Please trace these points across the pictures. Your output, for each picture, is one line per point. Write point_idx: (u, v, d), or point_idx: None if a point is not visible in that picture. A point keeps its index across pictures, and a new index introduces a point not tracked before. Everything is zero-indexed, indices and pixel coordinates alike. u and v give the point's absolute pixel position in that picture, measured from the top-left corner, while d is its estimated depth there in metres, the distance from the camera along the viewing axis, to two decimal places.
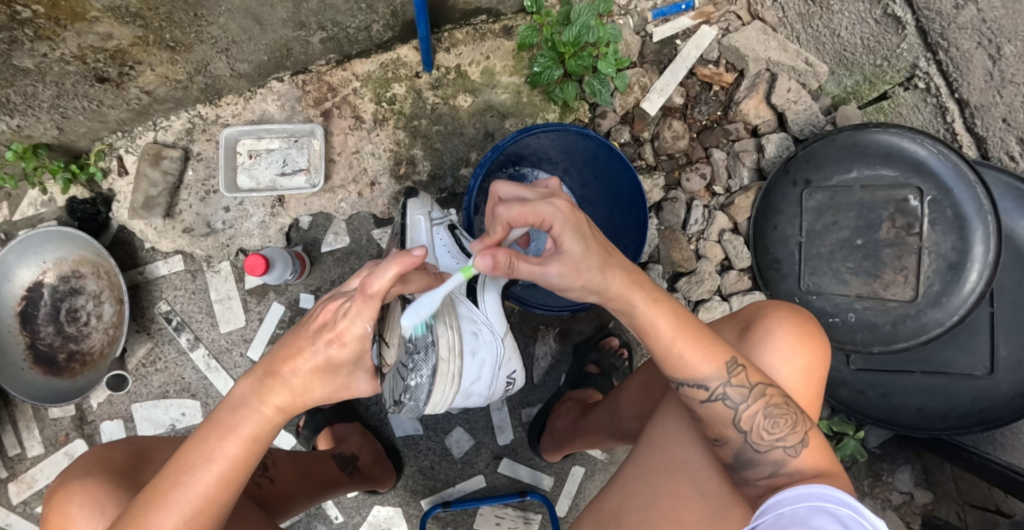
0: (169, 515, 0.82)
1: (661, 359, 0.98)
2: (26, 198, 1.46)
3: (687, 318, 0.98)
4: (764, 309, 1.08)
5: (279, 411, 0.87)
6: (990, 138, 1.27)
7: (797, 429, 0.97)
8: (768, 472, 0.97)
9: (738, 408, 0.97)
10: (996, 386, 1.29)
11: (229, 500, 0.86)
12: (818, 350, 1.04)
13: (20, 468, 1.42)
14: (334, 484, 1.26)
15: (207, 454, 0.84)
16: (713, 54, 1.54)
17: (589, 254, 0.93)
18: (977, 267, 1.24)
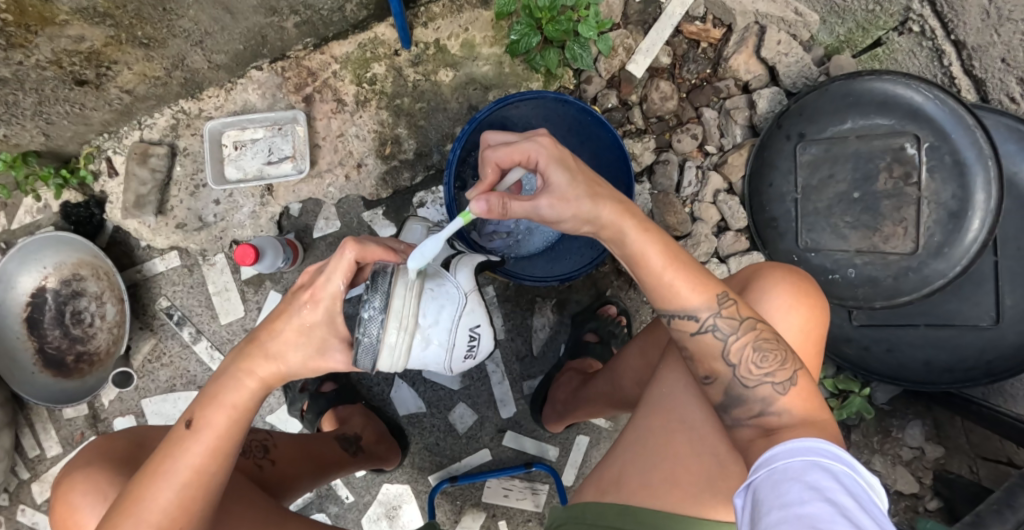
0: (163, 486, 0.84)
1: (651, 291, 0.96)
2: (22, 206, 1.49)
3: (679, 252, 0.96)
4: (760, 271, 1.05)
5: (263, 379, 0.88)
6: (990, 79, 1.21)
7: (786, 366, 0.93)
8: (757, 412, 0.93)
9: (727, 340, 0.94)
10: (1003, 336, 1.25)
11: (219, 472, 0.88)
12: (816, 307, 1.01)
13: (42, 467, 1.47)
14: (336, 464, 1.27)
15: (196, 427, 0.87)
16: (700, 10, 1.48)
17: (573, 187, 0.92)
18: (979, 215, 1.19)
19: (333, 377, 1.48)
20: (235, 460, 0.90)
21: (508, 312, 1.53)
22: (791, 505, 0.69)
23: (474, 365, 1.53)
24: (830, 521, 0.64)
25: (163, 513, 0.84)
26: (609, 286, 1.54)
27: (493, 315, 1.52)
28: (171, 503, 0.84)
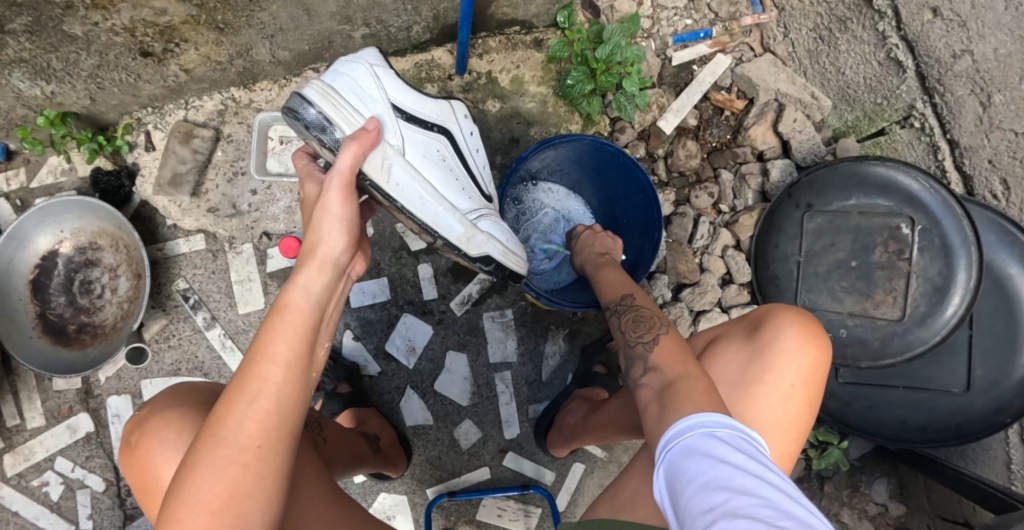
0: (240, 401, 0.79)
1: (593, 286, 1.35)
2: (46, 165, 1.46)
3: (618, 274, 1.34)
4: (772, 311, 1.14)
5: (316, 272, 0.91)
6: (977, 176, 1.39)
7: (653, 331, 1.11)
8: (643, 370, 1.05)
9: (617, 317, 1.20)
10: (972, 403, 1.40)
11: (298, 382, 0.83)
12: (823, 349, 1.09)
13: (18, 439, 1.43)
14: (364, 458, 1.29)
15: (262, 336, 0.84)
16: (726, 81, 1.65)
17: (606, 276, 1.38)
18: (960, 293, 1.36)
19: (350, 380, 1.51)
20: (307, 374, 0.85)
21: (522, 336, 1.59)
22: (709, 472, 0.76)
23: (484, 384, 1.58)
24: (749, 484, 0.72)
25: (249, 428, 0.78)
26: None
27: (509, 338, 1.58)
28: (248, 419, 0.78)
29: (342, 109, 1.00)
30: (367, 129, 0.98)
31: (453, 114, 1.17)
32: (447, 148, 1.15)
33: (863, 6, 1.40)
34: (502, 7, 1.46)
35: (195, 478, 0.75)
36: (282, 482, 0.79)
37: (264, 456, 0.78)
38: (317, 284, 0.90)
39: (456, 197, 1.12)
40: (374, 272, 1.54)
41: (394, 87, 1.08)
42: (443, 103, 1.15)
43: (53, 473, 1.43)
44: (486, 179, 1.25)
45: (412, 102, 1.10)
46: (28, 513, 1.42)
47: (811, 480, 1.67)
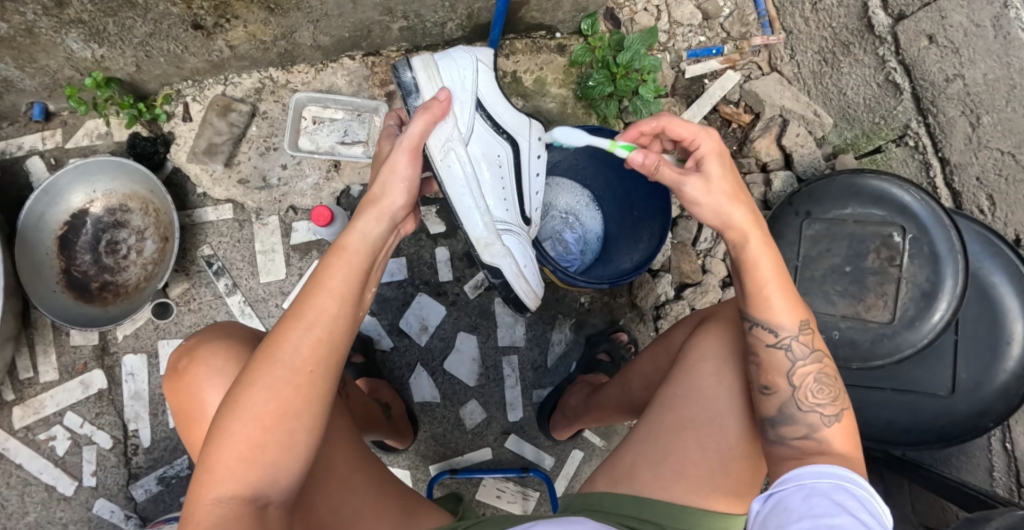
0: (296, 328, 0.89)
1: (750, 299, 1.03)
2: (82, 127, 1.50)
3: (788, 279, 1.05)
4: None
5: (376, 218, 0.99)
6: (965, 192, 1.52)
7: (835, 402, 1.02)
8: (800, 433, 1.00)
9: (797, 362, 1.02)
10: (956, 405, 1.48)
11: (347, 317, 0.93)
12: None
13: (29, 392, 1.46)
14: (379, 424, 1.39)
15: (319, 271, 0.93)
16: (734, 96, 1.77)
17: (730, 189, 1.06)
18: (947, 298, 1.46)
19: (364, 352, 1.57)
20: (355, 312, 0.95)
21: (531, 323, 1.66)
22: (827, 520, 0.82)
23: (492, 367, 1.64)
24: None
25: (302, 354, 0.88)
26: (623, 316, 1.71)
27: (518, 324, 1.65)
28: (303, 343, 0.89)
29: (432, 84, 1.14)
30: (437, 100, 1.09)
31: (530, 133, 1.26)
32: (508, 157, 1.23)
33: (866, 32, 1.57)
34: (531, 11, 1.57)
35: (255, 390, 0.86)
36: (327, 402, 0.90)
37: (315, 378, 0.88)
38: (374, 230, 0.99)
39: (495, 200, 1.21)
40: (393, 252, 1.61)
41: (487, 85, 1.20)
42: (525, 117, 1.25)
43: (61, 428, 1.46)
44: (535, 203, 1.30)
45: (495, 103, 1.21)
46: (32, 467, 1.45)
47: None
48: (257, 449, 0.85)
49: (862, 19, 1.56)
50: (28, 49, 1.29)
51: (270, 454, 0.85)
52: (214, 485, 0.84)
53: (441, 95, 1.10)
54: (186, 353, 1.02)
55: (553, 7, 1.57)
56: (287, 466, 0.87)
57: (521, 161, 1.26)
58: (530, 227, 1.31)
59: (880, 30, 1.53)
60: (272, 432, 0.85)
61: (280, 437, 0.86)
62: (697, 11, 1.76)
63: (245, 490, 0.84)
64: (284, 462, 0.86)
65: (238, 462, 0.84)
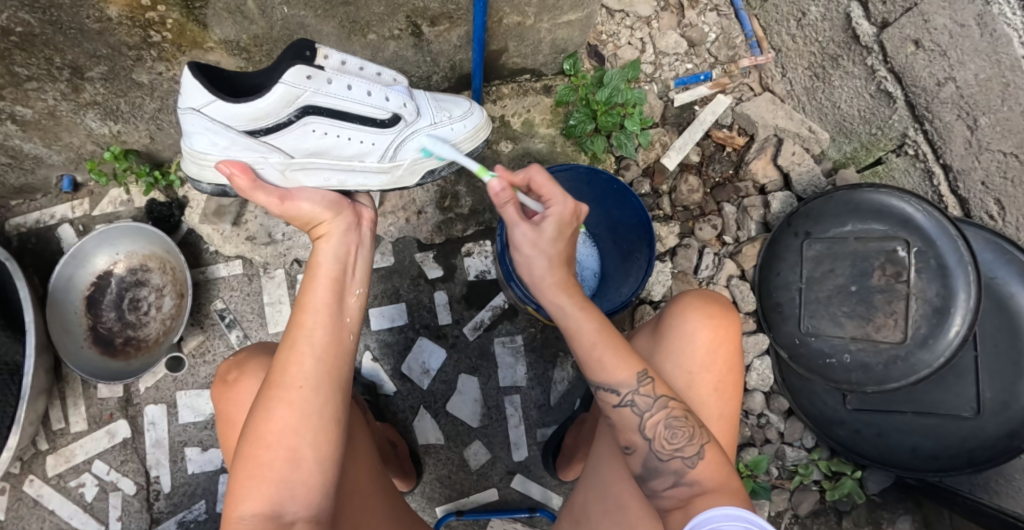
0: (285, 350, 0.99)
1: (586, 365, 1.10)
2: (108, 196, 1.66)
3: (612, 330, 1.10)
4: (678, 298, 1.21)
5: (327, 238, 1.07)
6: (972, 199, 1.46)
7: (694, 441, 1.05)
8: (671, 483, 1.04)
9: (643, 416, 1.07)
10: (983, 426, 1.41)
11: (328, 328, 1.02)
12: (728, 328, 1.17)
13: (61, 441, 1.59)
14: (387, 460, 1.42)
15: (300, 293, 1.04)
16: (727, 119, 1.76)
17: (558, 254, 1.10)
18: (960, 313, 1.37)
19: (368, 395, 1.58)
20: (338, 322, 1.03)
21: (532, 362, 1.64)
22: None
23: (494, 407, 1.63)
24: None
25: (293, 371, 0.98)
26: None
27: (518, 363, 1.64)
28: (292, 362, 0.98)
29: (209, 170, 1.11)
30: (228, 173, 1.06)
31: (309, 79, 1.07)
32: (326, 125, 1.14)
33: (853, 44, 1.53)
34: (512, 57, 1.63)
35: (258, 414, 0.95)
36: (325, 412, 0.97)
37: (305, 390, 0.97)
38: (336, 247, 1.07)
39: (359, 154, 1.19)
40: (393, 298, 1.64)
41: (228, 112, 1.04)
42: (284, 86, 1.05)
43: (90, 475, 1.58)
44: (376, 103, 1.17)
45: (253, 112, 1.05)
46: (64, 513, 1.57)
47: (828, 514, 1.65)
48: (265, 466, 0.93)
49: (847, 31, 1.53)
50: (52, 129, 1.44)
51: (281, 471, 0.93)
52: (238, 505, 0.91)
53: (226, 166, 1.05)
54: (233, 366, 1.14)
55: (532, 51, 1.62)
56: (302, 480, 0.94)
57: (356, 111, 1.16)
58: (405, 119, 1.21)
59: (866, 39, 1.49)
60: (278, 449, 0.93)
61: (286, 452, 0.94)
62: (681, 39, 1.77)
63: (266, 508, 0.91)
64: (297, 476, 0.93)
65: (252, 481, 0.92)
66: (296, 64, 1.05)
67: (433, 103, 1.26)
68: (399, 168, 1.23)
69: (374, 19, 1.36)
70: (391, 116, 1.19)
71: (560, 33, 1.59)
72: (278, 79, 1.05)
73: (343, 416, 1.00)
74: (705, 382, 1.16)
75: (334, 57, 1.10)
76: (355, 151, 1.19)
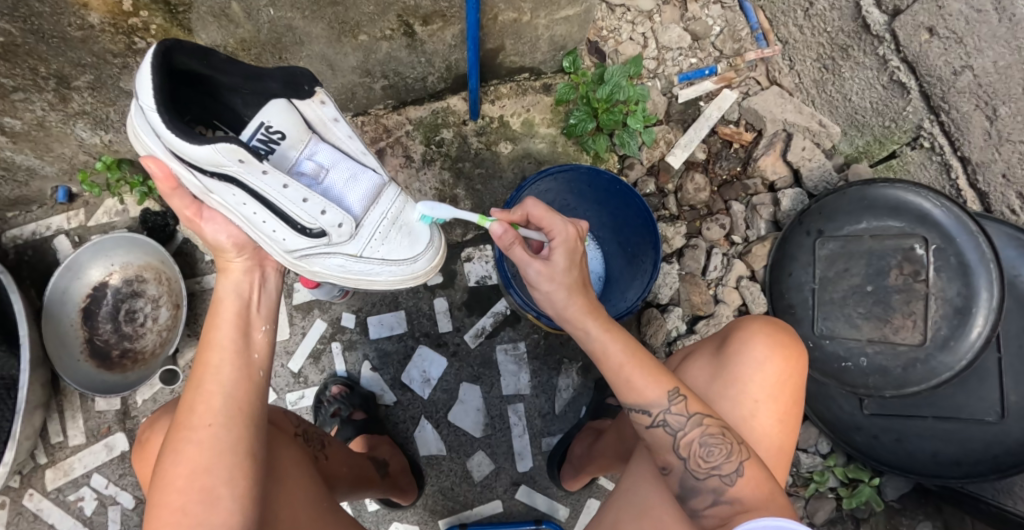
0: (190, 391, 0.98)
1: (615, 387, 1.05)
2: (103, 206, 1.64)
3: (642, 352, 1.05)
4: (742, 323, 1.16)
5: (230, 274, 1.09)
6: (992, 193, 1.40)
7: (732, 458, 0.99)
8: (710, 501, 0.99)
9: (676, 435, 1.02)
10: (1008, 431, 1.35)
11: (236, 362, 1.01)
12: (791, 360, 1.11)
13: (59, 455, 1.57)
14: (373, 480, 1.35)
15: (203, 334, 1.03)
16: (733, 115, 1.70)
17: (574, 277, 1.06)
18: (983, 312, 1.31)
19: (365, 407, 1.53)
20: (246, 355, 1.03)
21: (535, 369, 1.59)
22: None
23: (498, 416, 1.58)
24: None
25: (202, 410, 0.96)
26: None
27: (521, 370, 1.59)
28: (198, 402, 0.97)
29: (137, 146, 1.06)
30: (152, 173, 1.01)
31: (241, 162, 1.00)
32: (246, 197, 1.05)
33: (863, 33, 1.47)
34: (509, 56, 1.58)
35: (167, 460, 0.93)
36: (237, 448, 0.95)
37: (215, 428, 0.95)
38: (240, 283, 1.08)
39: (266, 238, 1.09)
40: (392, 306, 1.60)
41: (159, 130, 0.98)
42: (214, 150, 0.98)
43: (88, 489, 1.56)
44: (309, 213, 1.08)
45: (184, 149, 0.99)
46: (63, 526, 1.55)
47: (846, 523, 1.58)
48: (179, 511, 0.90)
49: (858, 20, 1.46)
50: (43, 140, 1.42)
51: (194, 514, 0.90)
52: None
53: (155, 166, 1.00)
54: (147, 424, 1.12)
55: (530, 49, 1.58)
56: (219, 521, 0.90)
57: (283, 205, 1.07)
58: (331, 239, 1.11)
59: (877, 28, 1.43)
60: (189, 492, 0.91)
61: (199, 494, 0.91)
62: (685, 33, 1.71)
63: None
64: (213, 518, 0.90)
65: (168, 527, 0.90)
66: (234, 144, 0.99)
67: (381, 236, 1.15)
68: (298, 268, 1.14)
69: (364, 20, 1.32)
70: (317, 229, 1.10)
71: (557, 29, 1.54)
72: (213, 141, 0.97)
73: (259, 452, 0.97)
74: (769, 411, 1.10)
75: (330, 107, 1.15)
76: (265, 235, 1.09)
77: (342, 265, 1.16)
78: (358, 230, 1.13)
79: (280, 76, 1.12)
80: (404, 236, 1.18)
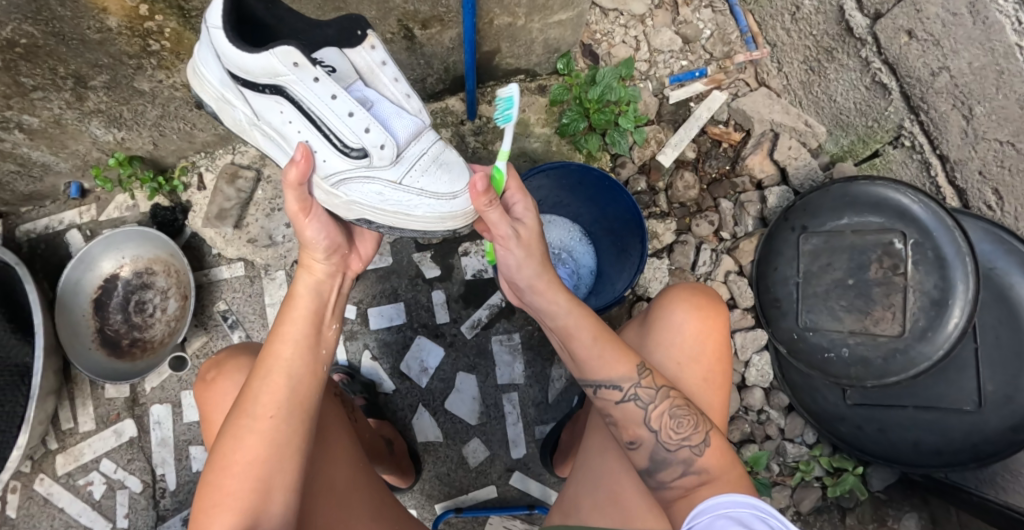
0: (255, 381, 1.03)
1: (579, 363, 1.12)
2: (114, 201, 1.70)
3: (606, 328, 1.11)
4: (666, 292, 1.22)
5: (309, 271, 1.12)
6: (970, 189, 1.45)
7: (699, 429, 1.06)
8: (678, 473, 1.05)
9: (647, 408, 1.08)
10: (986, 420, 1.39)
11: (302, 358, 1.06)
12: (715, 321, 1.18)
13: (70, 441, 1.63)
14: (383, 458, 1.43)
15: (276, 325, 1.08)
16: (723, 115, 1.75)
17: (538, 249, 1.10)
18: (959, 304, 1.35)
19: (366, 394, 1.59)
20: (312, 352, 1.08)
21: (529, 360, 1.65)
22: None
23: (493, 405, 1.64)
24: None
25: (266, 400, 1.01)
26: None
27: (516, 361, 1.64)
28: (263, 392, 1.02)
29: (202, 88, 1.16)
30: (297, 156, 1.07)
31: (295, 66, 1.05)
32: (290, 110, 1.09)
33: (847, 36, 1.52)
34: (506, 58, 1.64)
35: (227, 443, 0.99)
36: (293, 442, 1.01)
37: (276, 420, 1.00)
38: (315, 281, 1.12)
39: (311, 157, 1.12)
40: (392, 297, 1.66)
41: (220, 45, 1.05)
42: (269, 56, 1.03)
43: (98, 473, 1.62)
44: (353, 129, 1.09)
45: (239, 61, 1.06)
46: (73, 510, 1.61)
47: (831, 511, 1.62)
48: (229, 494, 0.96)
49: (841, 23, 1.52)
50: (59, 137, 1.48)
51: (249, 500, 0.96)
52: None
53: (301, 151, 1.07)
54: (214, 366, 1.20)
55: (525, 52, 1.64)
56: (267, 509, 0.96)
57: (326, 119, 1.09)
58: (371, 160, 1.10)
59: (859, 32, 1.48)
60: (244, 477, 0.96)
61: (252, 481, 0.96)
62: (676, 36, 1.77)
63: None
64: (262, 505, 0.96)
65: (218, 507, 0.95)
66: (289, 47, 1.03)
67: (422, 168, 1.13)
68: (336, 198, 1.13)
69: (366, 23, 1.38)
70: (359, 149, 1.10)
71: (552, 32, 1.60)
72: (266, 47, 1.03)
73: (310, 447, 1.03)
74: (697, 372, 1.16)
75: (378, 51, 1.14)
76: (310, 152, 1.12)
77: (381, 194, 1.13)
78: (399, 157, 1.12)
79: (335, 23, 1.13)
80: (446, 175, 1.14)
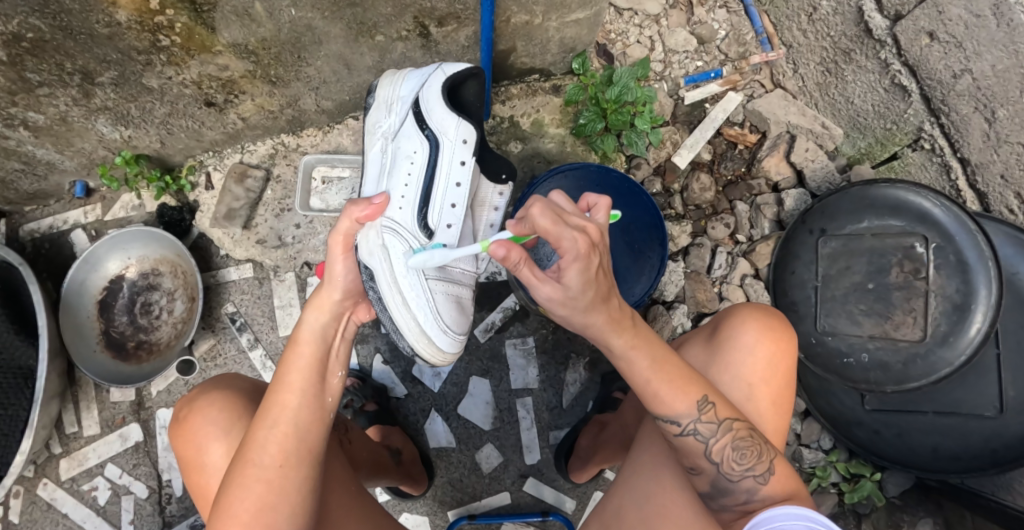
0: (261, 428, 0.98)
1: (643, 398, 1.06)
2: (119, 201, 1.67)
3: (666, 359, 1.05)
4: (732, 311, 1.20)
5: (319, 312, 1.07)
6: (991, 193, 1.44)
7: (763, 458, 1.04)
8: (743, 500, 1.03)
9: (708, 442, 1.04)
10: (1006, 426, 1.38)
11: (311, 401, 1.02)
12: (781, 343, 1.15)
13: (74, 445, 1.59)
14: (388, 470, 1.39)
15: (280, 370, 1.03)
16: (738, 117, 1.74)
17: (594, 296, 0.99)
18: (982, 309, 1.34)
19: (377, 398, 1.58)
20: (321, 396, 1.04)
21: (543, 363, 1.62)
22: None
23: (506, 409, 1.61)
24: None
25: (273, 447, 0.97)
26: None
27: (529, 364, 1.62)
28: (269, 440, 0.98)
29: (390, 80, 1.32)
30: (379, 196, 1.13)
31: (462, 143, 1.26)
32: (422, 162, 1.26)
33: (865, 37, 1.50)
34: (520, 57, 1.62)
35: (230, 494, 0.94)
36: (303, 489, 0.98)
37: (285, 470, 0.97)
38: (324, 322, 1.07)
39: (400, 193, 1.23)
40: None
41: (433, 88, 1.28)
42: (457, 126, 1.26)
43: (102, 479, 1.58)
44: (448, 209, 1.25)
45: (431, 107, 1.26)
46: (76, 516, 1.57)
47: (848, 518, 1.61)
48: None
49: (860, 24, 1.50)
50: (64, 135, 1.45)
51: None
52: None
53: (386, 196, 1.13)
54: (186, 403, 1.14)
55: (541, 51, 1.61)
56: None
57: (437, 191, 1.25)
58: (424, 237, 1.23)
59: (879, 33, 1.46)
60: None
61: None
62: (691, 36, 1.75)
63: None
64: None
65: None
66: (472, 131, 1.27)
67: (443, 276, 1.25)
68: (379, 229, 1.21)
69: (382, 21, 1.36)
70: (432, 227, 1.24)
71: (567, 32, 1.58)
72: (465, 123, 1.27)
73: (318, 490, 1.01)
74: (763, 395, 1.13)
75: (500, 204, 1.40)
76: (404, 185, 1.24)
77: None
78: None
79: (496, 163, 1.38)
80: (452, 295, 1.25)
